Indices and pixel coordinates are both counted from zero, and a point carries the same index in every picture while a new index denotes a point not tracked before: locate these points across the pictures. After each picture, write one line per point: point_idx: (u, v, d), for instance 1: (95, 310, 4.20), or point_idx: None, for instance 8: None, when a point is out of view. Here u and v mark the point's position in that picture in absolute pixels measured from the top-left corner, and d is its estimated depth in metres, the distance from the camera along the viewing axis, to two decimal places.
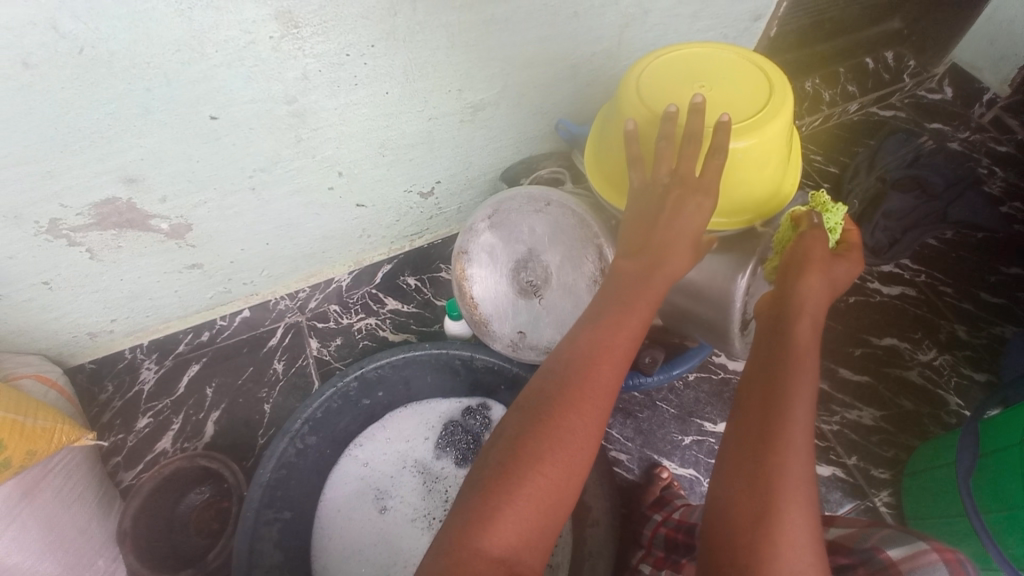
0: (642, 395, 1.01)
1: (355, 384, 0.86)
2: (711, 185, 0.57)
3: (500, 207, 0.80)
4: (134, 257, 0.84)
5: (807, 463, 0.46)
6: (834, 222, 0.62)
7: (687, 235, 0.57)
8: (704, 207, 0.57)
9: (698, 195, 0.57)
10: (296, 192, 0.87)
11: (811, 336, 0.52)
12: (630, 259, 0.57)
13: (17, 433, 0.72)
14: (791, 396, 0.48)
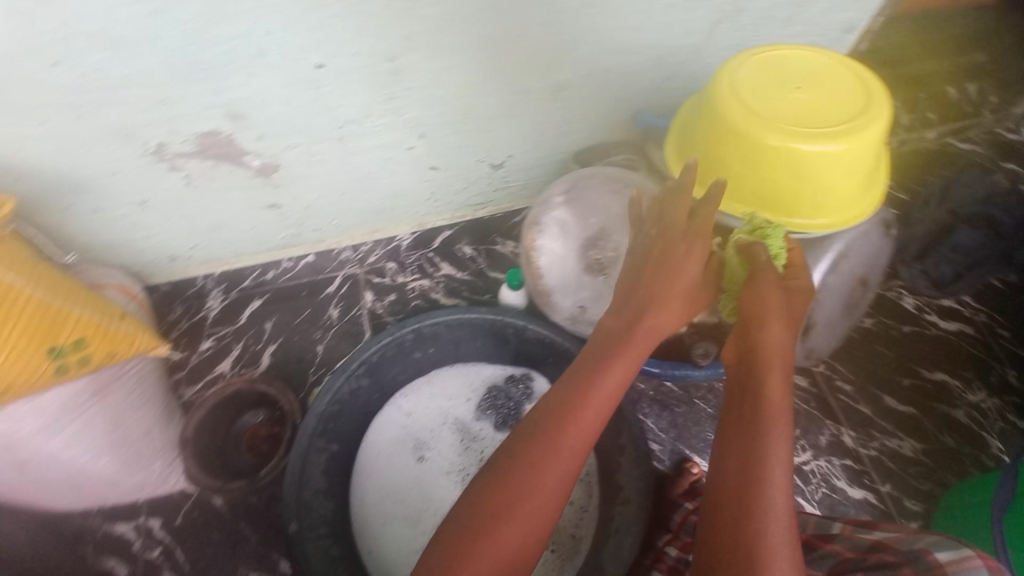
0: (681, 391, 1.03)
1: (410, 336, 0.90)
2: (699, 243, 0.59)
3: (577, 185, 0.86)
4: (221, 189, 0.88)
5: (780, 525, 0.47)
6: (777, 247, 0.63)
7: (666, 297, 0.58)
8: (694, 259, 0.59)
9: (689, 249, 0.59)
10: (379, 147, 0.90)
11: (783, 393, 0.51)
12: (609, 322, 0.59)
13: (100, 335, 0.79)
14: (761, 462, 0.48)
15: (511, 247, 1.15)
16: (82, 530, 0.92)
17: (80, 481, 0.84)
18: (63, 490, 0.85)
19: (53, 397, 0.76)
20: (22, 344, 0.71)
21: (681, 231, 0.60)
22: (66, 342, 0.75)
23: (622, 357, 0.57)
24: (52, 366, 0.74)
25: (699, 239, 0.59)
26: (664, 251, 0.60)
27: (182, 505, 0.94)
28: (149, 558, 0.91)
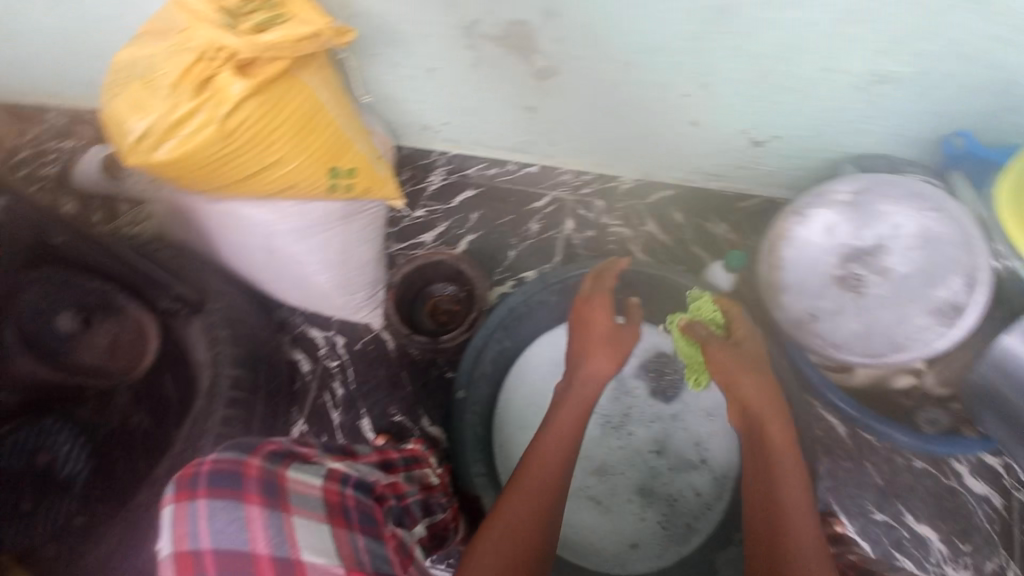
0: (851, 445, 0.95)
1: (612, 275, 0.92)
2: (593, 311, 0.81)
3: (871, 188, 0.78)
4: (498, 76, 0.90)
5: (811, 526, 0.63)
6: (709, 309, 0.86)
7: (605, 345, 0.78)
8: (586, 309, 0.82)
9: (592, 315, 0.81)
10: (654, 85, 0.85)
11: (783, 440, 0.69)
12: (582, 376, 0.77)
13: (366, 170, 0.90)
14: (785, 490, 0.66)
15: (723, 230, 1.10)
16: (286, 320, 1.09)
17: (304, 283, 0.99)
18: (290, 285, 1.00)
19: (316, 207, 0.90)
20: (315, 156, 0.82)
21: (585, 307, 0.82)
22: (343, 167, 0.86)
23: (561, 417, 0.72)
24: (328, 182, 0.86)
25: (600, 297, 0.82)
26: (582, 329, 0.81)
27: (363, 336, 1.08)
28: (327, 365, 1.06)
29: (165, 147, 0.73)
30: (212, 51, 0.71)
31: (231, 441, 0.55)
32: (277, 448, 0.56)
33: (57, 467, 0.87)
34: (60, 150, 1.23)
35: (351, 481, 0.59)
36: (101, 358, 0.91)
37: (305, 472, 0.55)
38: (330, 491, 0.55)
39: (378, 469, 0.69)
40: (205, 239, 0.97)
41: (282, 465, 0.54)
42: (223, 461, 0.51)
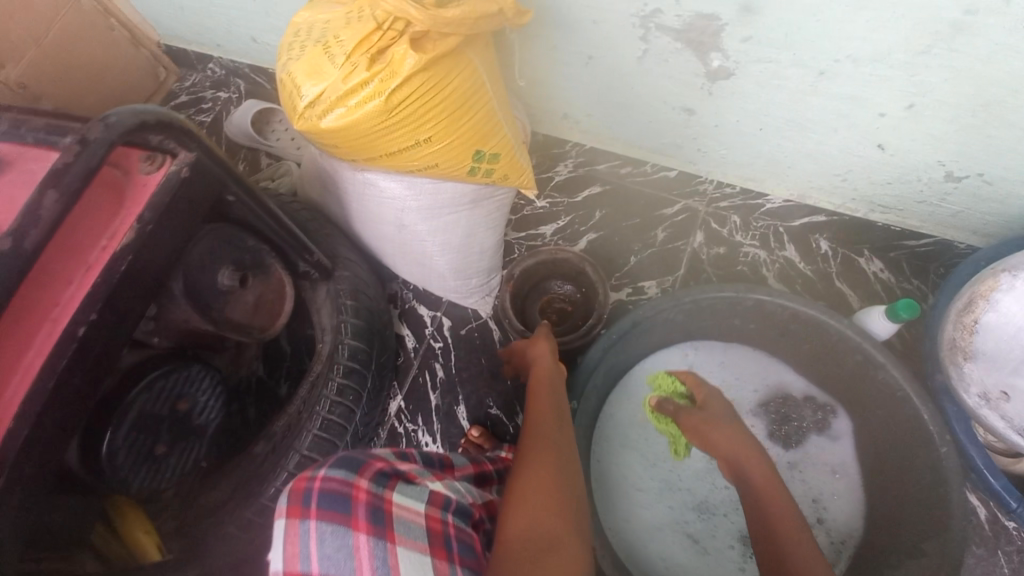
0: (994, 534, 0.83)
1: (750, 304, 0.83)
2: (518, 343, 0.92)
3: None
4: (662, 72, 0.84)
5: (803, 537, 0.61)
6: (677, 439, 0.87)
7: (551, 355, 0.85)
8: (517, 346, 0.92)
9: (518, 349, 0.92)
10: (848, 98, 0.75)
11: (746, 448, 0.71)
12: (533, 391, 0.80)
13: (507, 157, 0.87)
14: (763, 490, 0.67)
15: (876, 267, 1.00)
16: (397, 294, 1.10)
17: (424, 262, 1.00)
18: (410, 262, 1.01)
19: (451, 189, 0.89)
20: (464, 137, 0.81)
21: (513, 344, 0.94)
22: (488, 151, 0.84)
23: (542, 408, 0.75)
24: (470, 166, 0.85)
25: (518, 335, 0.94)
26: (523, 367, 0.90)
27: (468, 321, 1.08)
28: (431, 345, 1.07)
29: (332, 115, 0.74)
30: (391, 21, 0.70)
31: (345, 454, 0.51)
32: (384, 468, 0.52)
33: (194, 412, 0.79)
34: (216, 100, 1.35)
35: (452, 506, 0.55)
36: (246, 313, 0.80)
37: (408, 497, 0.51)
38: (433, 519, 0.51)
39: (472, 487, 0.67)
40: (339, 206, 0.99)
41: (388, 488, 0.50)
42: (333, 481, 0.47)
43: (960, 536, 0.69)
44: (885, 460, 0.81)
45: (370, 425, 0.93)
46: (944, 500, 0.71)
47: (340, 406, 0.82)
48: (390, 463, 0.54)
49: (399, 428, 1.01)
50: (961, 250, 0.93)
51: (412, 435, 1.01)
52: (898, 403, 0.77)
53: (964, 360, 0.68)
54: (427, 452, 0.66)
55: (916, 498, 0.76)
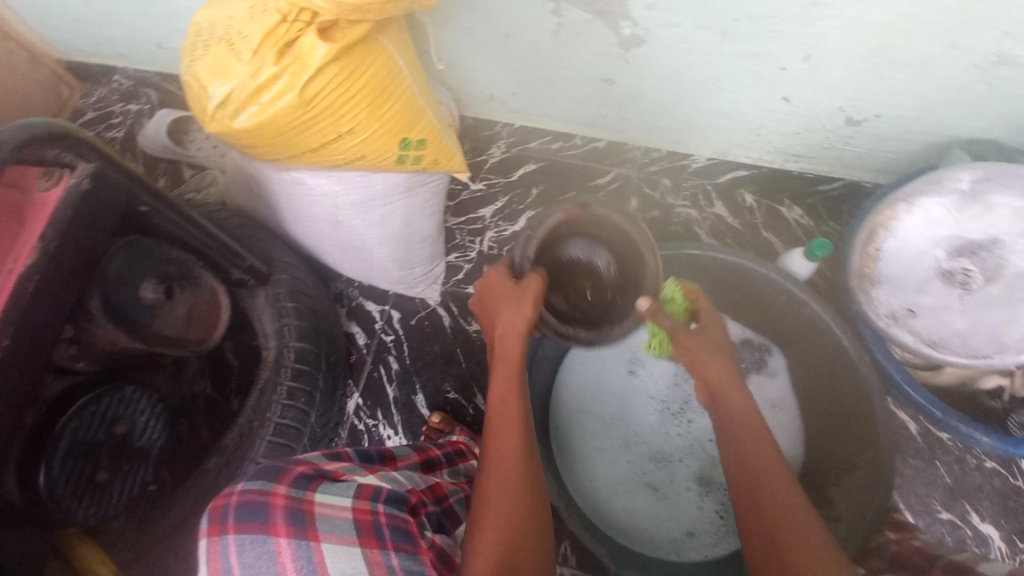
0: (924, 445, 0.89)
1: (683, 259, 0.87)
2: (491, 296, 0.73)
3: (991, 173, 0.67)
4: (577, 44, 0.86)
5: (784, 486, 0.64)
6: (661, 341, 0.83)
7: (515, 316, 0.71)
8: (491, 290, 0.73)
9: (491, 300, 0.74)
10: (750, 56, 0.79)
11: (741, 401, 0.71)
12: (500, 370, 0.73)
13: (434, 141, 0.88)
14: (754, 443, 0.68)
15: (797, 214, 1.06)
16: (342, 293, 1.09)
17: (364, 256, 0.99)
18: (350, 258, 1.00)
19: (382, 179, 0.88)
20: (388, 125, 0.81)
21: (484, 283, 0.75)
22: (414, 138, 0.85)
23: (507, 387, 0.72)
24: (398, 154, 0.85)
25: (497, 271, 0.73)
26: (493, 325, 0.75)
27: (417, 311, 1.08)
28: (383, 339, 1.07)
29: (245, 113, 0.72)
30: (296, 12, 0.69)
31: (266, 467, 0.59)
32: (305, 472, 0.60)
33: (134, 435, 0.82)
34: (125, 113, 1.27)
35: (383, 497, 0.61)
36: (178, 327, 0.79)
37: (332, 494, 0.58)
38: (362, 511, 0.57)
39: (416, 475, 0.76)
40: (269, 209, 0.96)
41: (310, 489, 0.57)
42: (250, 493, 0.54)
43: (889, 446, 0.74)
44: (820, 391, 0.87)
45: (330, 423, 0.93)
46: (870, 415, 0.77)
47: (293, 409, 0.83)
48: (314, 467, 0.62)
49: (360, 425, 1.02)
50: (869, 188, 0.99)
51: (374, 430, 1.01)
52: (823, 332, 0.82)
53: (872, 287, 0.73)
54: (364, 452, 0.75)
55: (846, 419, 0.82)
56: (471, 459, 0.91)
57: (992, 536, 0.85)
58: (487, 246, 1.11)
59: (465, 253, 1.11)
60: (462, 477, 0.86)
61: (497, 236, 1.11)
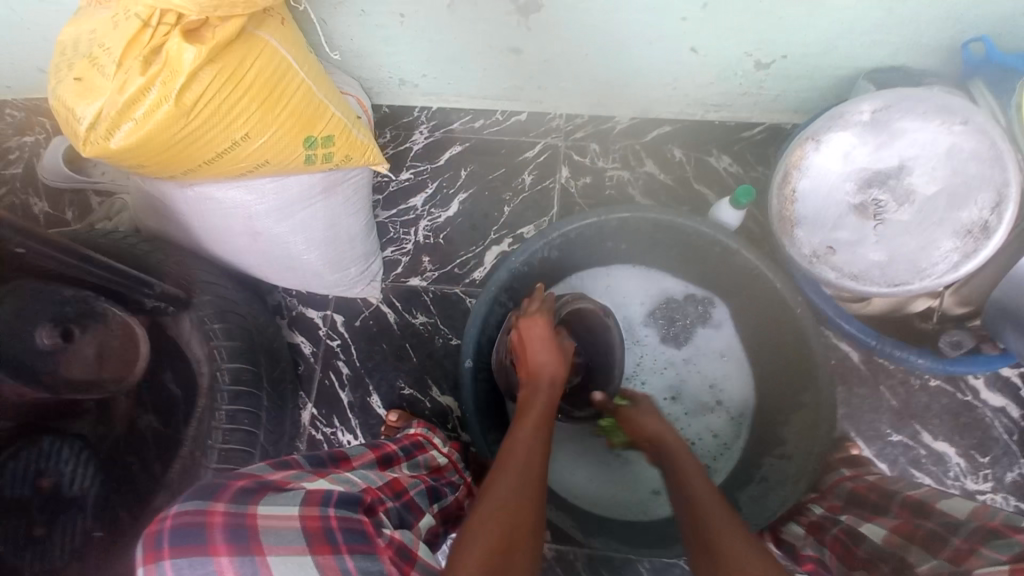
0: (868, 372, 0.92)
1: (613, 224, 0.85)
2: (542, 321, 0.78)
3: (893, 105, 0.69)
4: (477, 16, 0.82)
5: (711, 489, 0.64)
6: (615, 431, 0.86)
7: (550, 343, 0.77)
8: (545, 318, 0.78)
9: (537, 326, 0.78)
10: (651, 8, 0.77)
11: (667, 431, 0.75)
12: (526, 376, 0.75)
13: (343, 136, 0.82)
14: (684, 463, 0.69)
15: (726, 162, 1.06)
16: (281, 304, 1.05)
17: (291, 265, 0.94)
18: (278, 269, 0.96)
19: (294, 182, 0.84)
20: (286, 125, 0.76)
21: (536, 307, 0.80)
22: (319, 134, 0.79)
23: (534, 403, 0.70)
24: (304, 154, 0.80)
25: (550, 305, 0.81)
26: (531, 349, 0.76)
27: (360, 312, 1.05)
28: (329, 345, 1.04)
29: (119, 132, 0.66)
30: (157, 15, 0.64)
31: (204, 484, 0.55)
32: (247, 485, 0.57)
33: (64, 486, 0.81)
34: (22, 146, 1.18)
35: (334, 500, 0.59)
36: (89, 371, 0.82)
37: (277, 505, 0.55)
38: (312, 518, 0.55)
39: (373, 472, 0.73)
40: (179, 230, 0.90)
41: (252, 502, 0.54)
42: (185, 515, 0.50)
43: (827, 381, 0.76)
44: (763, 336, 0.88)
45: (284, 439, 0.90)
46: (809, 353, 0.78)
47: (237, 432, 0.79)
48: (258, 479, 0.60)
49: (318, 434, 1.00)
50: (790, 129, 1.00)
51: (332, 438, 1.00)
52: (756, 279, 0.82)
53: (791, 228, 0.75)
54: (318, 455, 0.72)
55: (787, 359, 0.84)
56: (432, 449, 0.87)
57: (942, 451, 0.89)
58: (422, 236, 1.08)
59: (401, 246, 1.08)
60: (425, 469, 0.83)
61: (432, 224, 1.08)
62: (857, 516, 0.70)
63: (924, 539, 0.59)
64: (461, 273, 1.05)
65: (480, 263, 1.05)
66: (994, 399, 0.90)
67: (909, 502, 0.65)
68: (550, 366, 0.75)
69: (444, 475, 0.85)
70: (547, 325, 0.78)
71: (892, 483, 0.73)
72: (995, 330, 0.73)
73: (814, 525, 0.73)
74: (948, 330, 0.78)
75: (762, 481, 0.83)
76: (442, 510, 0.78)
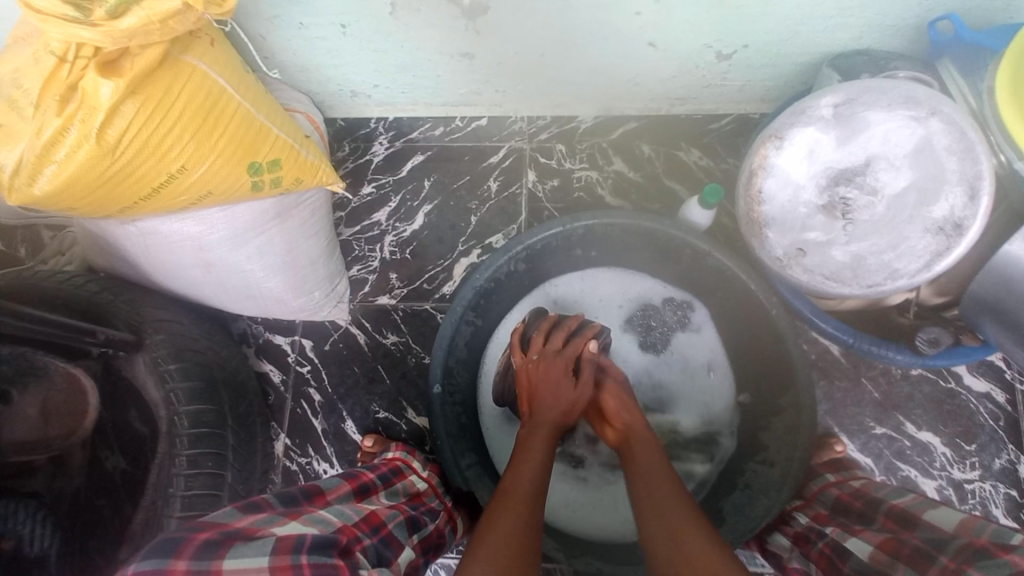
0: (849, 365, 0.90)
1: (580, 232, 0.82)
2: (558, 362, 0.76)
3: (858, 98, 0.67)
4: (420, 22, 0.77)
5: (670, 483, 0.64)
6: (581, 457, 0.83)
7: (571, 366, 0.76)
8: (562, 358, 0.76)
9: (552, 366, 0.76)
10: (604, 5, 0.72)
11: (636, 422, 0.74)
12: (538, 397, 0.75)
13: (291, 159, 0.77)
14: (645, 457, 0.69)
15: (695, 155, 1.02)
16: (246, 332, 1.02)
17: (251, 294, 0.90)
18: (239, 299, 0.91)
19: (243, 210, 0.79)
20: (225, 153, 0.71)
21: (558, 346, 0.78)
22: (263, 160, 0.74)
23: (536, 436, 0.70)
24: (250, 181, 0.75)
25: (576, 345, 0.77)
26: (539, 389, 0.74)
27: (330, 334, 1.02)
28: (299, 371, 1.01)
29: (43, 177, 0.63)
30: (73, 49, 0.60)
31: (160, 540, 0.49)
32: (210, 537, 0.49)
33: (25, 546, 0.76)
34: None
35: (307, 544, 0.52)
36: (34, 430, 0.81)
37: (243, 558, 0.48)
38: (281, 569, 0.48)
39: (349, 506, 0.65)
40: (131, 266, 0.86)
41: (216, 558, 0.47)
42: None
43: (806, 384, 0.74)
44: (740, 337, 0.86)
45: (254, 477, 0.88)
46: (787, 356, 0.76)
47: (200, 476, 0.78)
48: (221, 529, 0.52)
49: (292, 465, 0.98)
50: (758, 118, 0.97)
51: (308, 468, 0.98)
52: (729, 281, 0.80)
53: (760, 230, 0.72)
54: (287, 492, 0.63)
55: (766, 361, 0.81)
56: (411, 474, 0.81)
57: (926, 441, 0.88)
58: (389, 251, 1.04)
59: (367, 263, 1.04)
60: (404, 496, 0.75)
61: (397, 239, 1.05)
62: (841, 528, 0.69)
63: (911, 556, 0.58)
64: (430, 289, 1.02)
65: (449, 278, 1.02)
66: (975, 384, 0.89)
67: (894, 513, 0.66)
68: (552, 403, 0.73)
69: (425, 502, 0.77)
70: (563, 366, 0.75)
71: (878, 490, 0.73)
72: (972, 322, 0.72)
73: (800, 536, 0.72)
74: (926, 326, 0.74)
75: (746, 489, 0.81)
76: (422, 540, 0.70)
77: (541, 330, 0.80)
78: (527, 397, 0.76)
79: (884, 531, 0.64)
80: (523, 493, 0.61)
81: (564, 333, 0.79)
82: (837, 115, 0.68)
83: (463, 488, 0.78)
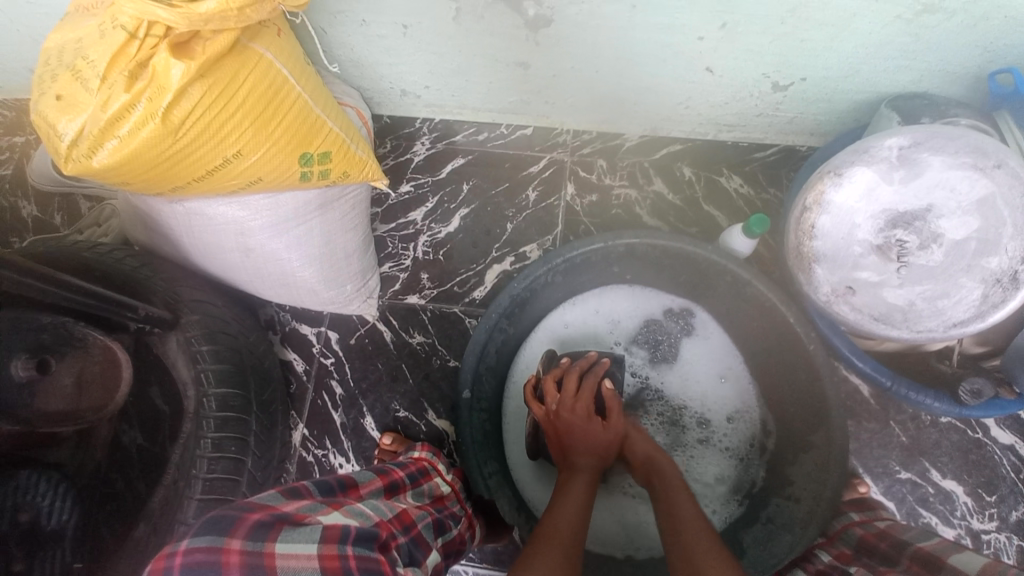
0: (877, 407, 0.90)
1: (620, 250, 0.82)
2: (580, 404, 0.74)
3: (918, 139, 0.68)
4: (479, 30, 0.77)
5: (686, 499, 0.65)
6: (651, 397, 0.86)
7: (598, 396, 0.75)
8: (582, 400, 0.74)
9: (575, 410, 0.74)
10: (664, 28, 0.73)
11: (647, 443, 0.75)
12: (563, 439, 0.74)
13: (342, 154, 0.78)
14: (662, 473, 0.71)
15: (736, 183, 1.03)
16: (273, 319, 1.02)
17: (286, 282, 0.90)
18: (273, 286, 0.91)
19: (289, 198, 0.80)
20: (280, 142, 0.72)
21: (574, 388, 0.75)
22: (315, 151, 0.75)
23: (576, 482, 0.69)
24: (300, 171, 0.75)
25: (589, 383, 0.76)
26: (567, 436, 0.73)
27: (356, 329, 1.02)
28: (322, 363, 1.01)
29: (103, 150, 0.63)
30: (145, 27, 0.60)
31: (212, 516, 0.49)
32: (262, 518, 0.49)
33: (42, 520, 0.77)
34: (13, 146, 1.12)
35: (352, 536, 0.51)
36: (68, 400, 0.78)
37: (295, 542, 0.48)
38: (330, 557, 0.48)
39: (383, 503, 0.64)
40: (170, 243, 0.86)
41: (269, 540, 0.47)
42: (197, 552, 0.45)
43: (839, 424, 0.74)
44: (769, 367, 0.86)
45: (272, 464, 0.88)
46: (821, 392, 0.75)
47: (222, 460, 0.78)
48: (272, 511, 0.51)
49: (309, 456, 0.98)
50: (803, 151, 0.97)
51: (324, 461, 0.98)
52: (766, 311, 0.79)
53: (807, 264, 0.72)
54: (324, 480, 0.62)
55: (799, 397, 0.80)
56: (437, 477, 0.79)
57: (951, 490, 0.87)
58: (421, 251, 1.05)
59: (399, 261, 1.05)
60: (428, 498, 0.74)
61: (431, 240, 1.05)
62: (865, 568, 0.67)
63: None
64: (460, 292, 1.02)
65: (480, 283, 1.02)
66: (1001, 436, 0.88)
67: (921, 556, 0.66)
68: (585, 443, 0.72)
69: (447, 506, 0.76)
70: (586, 408, 0.74)
71: (906, 535, 0.72)
72: (1010, 373, 0.71)
73: (823, 574, 0.71)
74: (970, 376, 0.74)
75: (767, 523, 0.82)
76: (445, 544, 0.69)
77: (552, 376, 0.77)
78: (557, 443, 0.75)
79: (910, 574, 0.63)
80: (558, 532, 0.61)
81: (575, 375, 0.77)
82: (900, 156, 0.68)
83: (485, 495, 0.78)
